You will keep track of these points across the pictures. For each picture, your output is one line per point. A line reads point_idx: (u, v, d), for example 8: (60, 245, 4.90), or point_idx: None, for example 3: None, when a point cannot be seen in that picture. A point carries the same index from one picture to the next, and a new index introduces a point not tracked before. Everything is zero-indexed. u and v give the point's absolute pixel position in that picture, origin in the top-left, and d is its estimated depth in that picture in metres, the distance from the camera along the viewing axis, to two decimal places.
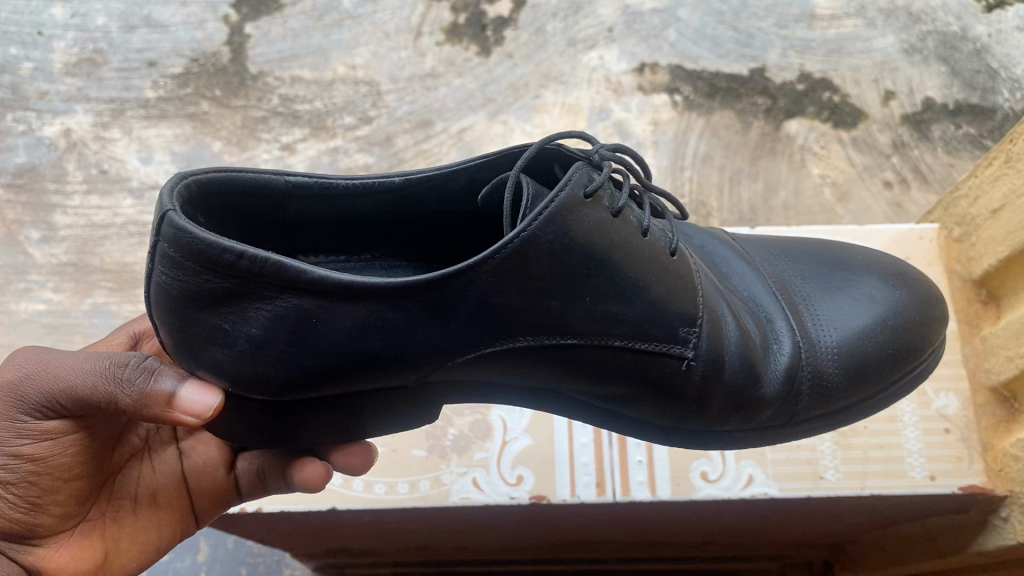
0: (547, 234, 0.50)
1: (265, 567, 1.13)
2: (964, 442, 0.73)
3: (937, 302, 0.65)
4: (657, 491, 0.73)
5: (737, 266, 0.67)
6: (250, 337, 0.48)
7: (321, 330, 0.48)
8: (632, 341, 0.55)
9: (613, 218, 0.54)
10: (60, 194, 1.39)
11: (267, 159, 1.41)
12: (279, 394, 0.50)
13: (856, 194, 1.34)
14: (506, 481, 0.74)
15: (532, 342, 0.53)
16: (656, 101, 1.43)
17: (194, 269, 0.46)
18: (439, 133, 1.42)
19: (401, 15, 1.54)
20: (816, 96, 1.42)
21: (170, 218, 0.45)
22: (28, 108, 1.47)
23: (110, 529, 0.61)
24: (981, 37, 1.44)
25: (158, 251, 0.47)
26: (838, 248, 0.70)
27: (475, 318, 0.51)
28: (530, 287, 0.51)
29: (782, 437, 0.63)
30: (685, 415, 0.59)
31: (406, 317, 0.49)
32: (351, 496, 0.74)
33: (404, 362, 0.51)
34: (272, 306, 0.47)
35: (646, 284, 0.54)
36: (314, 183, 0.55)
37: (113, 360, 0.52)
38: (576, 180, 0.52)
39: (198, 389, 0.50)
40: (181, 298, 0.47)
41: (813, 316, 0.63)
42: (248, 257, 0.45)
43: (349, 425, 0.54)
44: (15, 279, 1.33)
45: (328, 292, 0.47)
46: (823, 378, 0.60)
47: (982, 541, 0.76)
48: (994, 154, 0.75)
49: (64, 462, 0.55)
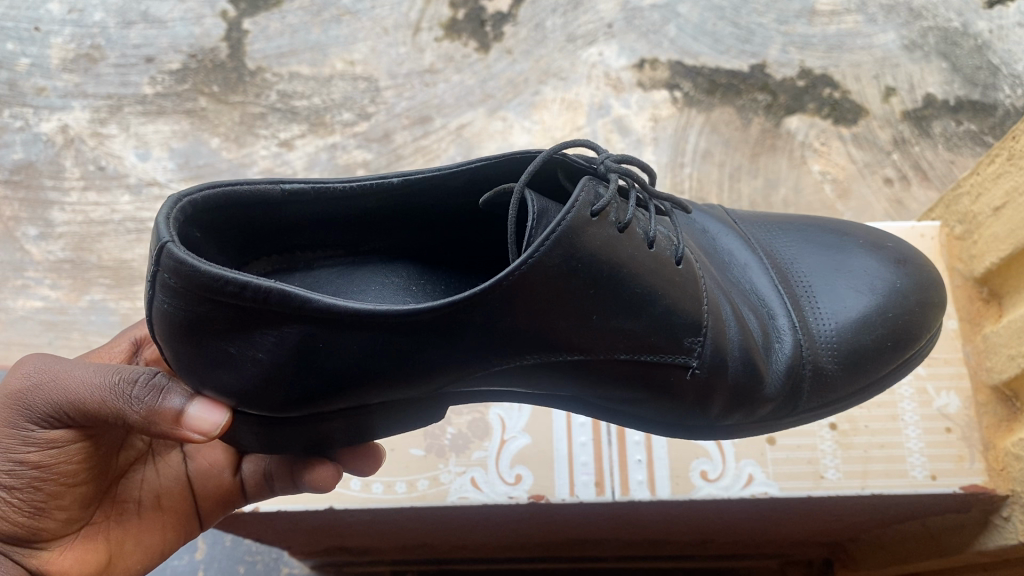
0: (555, 258, 0.49)
1: (264, 566, 1.13)
2: (966, 441, 0.73)
3: (939, 288, 0.65)
4: (657, 490, 0.73)
5: (741, 255, 0.65)
6: (257, 361, 0.47)
7: (327, 352, 0.48)
8: (638, 354, 0.55)
9: (620, 233, 0.53)
10: (57, 190, 1.39)
11: (266, 155, 1.40)
12: (286, 409, 0.50)
13: (856, 191, 1.34)
14: (504, 481, 0.74)
15: (538, 359, 0.53)
16: (656, 98, 1.43)
17: (196, 299, 0.45)
18: (439, 130, 1.41)
19: (400, 11, 1.53)
20: (816, 92, 1.41)
21: (169, 250, 0.44)
22: (25, 104, 1.46)
23: (114, 532, 0.60)
24: (982, 33, 1.43)
25: (157, 279, 0.46)
26: (841, 228, 0.68)
27: (482, 337, 0.50)
28: (537, 309, 0.50)
29: (782, 426, 0.63)
30: (688, 413, 0.59)
31: (412, 340, 0.48)
32: (350, 496, 0.73)
33: (411, 377, 0.50)
34: (277, 332, 0.47)
35: (655, 298, 0.54)
36: (311, 189, 0.54)
37: (122, 375, 0.51)
38: (583, 198, 0.51)
39: (205, 407, 0.50)
40: (183, 326, 0.46)
41: (814, 308, 0.62)
42: (251, 289, 0.44)
43: (357, 432, 0.53)
44: (13, 275, 1.33)
45: (332, 318, 0.46)
46: (824, 373, 0.60)
47: (982, 540, 0.76)
48: (997, 152, 0.75)
49: (70, 468, 0.54)
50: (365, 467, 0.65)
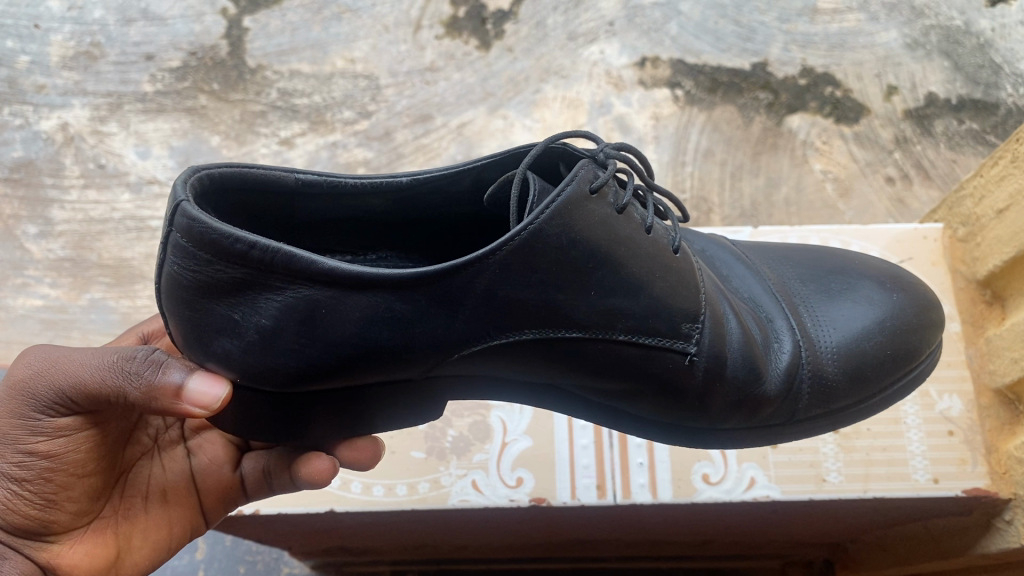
0: (553, 228, 0.49)
1: (264, 565, 1.12)
2: (968, 444, 0.72)
3: (935, 307, 0.65)
4: (658, 494, 0.72)
5: (738, 269, 0.66)
6: (260, 328, 0.47)
7: (329, 323, 0.47)
8: (636, 336, 0.54)
9: (617, 214, 0.53)
10: (57, 188, 1.38)
11: (266, 153, 1.40)
12: (285, 386, 0.49)
13: (858, 190, 1.34)
14: (505, 484, 0.73)
15: (537, 335, 0.52)
16: (657, 96, 1.42)
17: (205, 259, 0.45)
18: (439, 128, 1.41)
19: (401, 9, 1.53)
20: (818, 91, 1.41)
21: (183, 207, 0.45)
22: (25, 102, 1.45)
23: (123, 526, 0.60)
24: (984, 32, 1.43)
25: (170, 241, 0.47)
26: (836, 254, 0.69)
27: (482, 308, 0.50)
28: (537, 279, 0.50)
29: (780, 437, 0.62)
30: (684, 415, 0.58)
31: (413, 308, 0.48)
32: (350, 499, 0.73)
33: (410, 355, 0.50)
34: (282, 297, 0.47)
35: (648, 280, 0.53)
36: (323, 182, 0.54)
37: (120, 353, 0.51)
38: (581, 175, 0.51)
39: (206, 381, 0.49)
40: (191, 289, 0.46)
41: (813, 317, 0.62)
42: (260, 247, 0.45)
43: (353, 420, 0.53)
44: (12, 274, 1.33)
45: (336, 282, 0.46)
46: (824, 377, 0.60)
47: (985, 543, 0.76)
48: (1000, 154, 0.74)
49: (78, 458, 0.54)
50: (366, 457, 0.64)
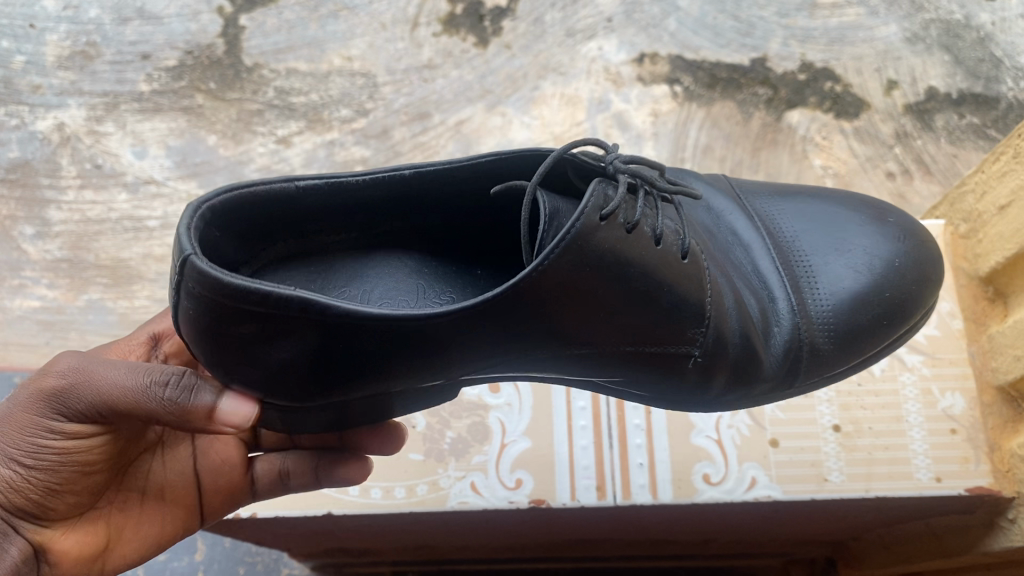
0: (563, 265, 0.49)
1: (264, 566, 1.11)
2: (971, 442, 0.71)
3: (938, 265, 0.64)
4: (658, 494, 0.72)
5: (740, 229, 0.65)
6: (281, 360, 0.48)
7: (346, 348, 0.48)
8: (644, 344, 0.55)
9: (628, 234, 0.52)
10: (54, 188, 1.38)
11: (263, 152, 1.39)
12: (309, 396, 0.51)
13: (858, 185, 1.33)
14: (504, 485, 0.73)
15: (549, 351, 0.54)
16: (656, 92, 1.42)
17: (215, 305, 0.45)
18: (437, 126, 1.41)
19: (398, 6, 1.52)
20: (817, 86, 1.40)
21: (191, 262, 0.45)
22: (21, 102, 1.44)
23: (117, 517, 0.59)
24: (984, 25, 1.42)
25: (180, 286, 0.47)
26: (842, 200, 0.67)
27: (489, 331, 0.50)
28: (547, 308, 0.50)
29: (781, 399, 0.64)
30: (685, 392, 0.60)
31: (421, 337, 0.49)
32: (348, 502, 0.72)
33: (424, 367, 0.51)
34: (297, 334, 0.47)
35: (661, 293, 0.53)
36: (326, 183, 0.54)
37: (153, 375, 0.50)
38: (592, 203, 0.50)
39: (236, 400, 0.51)
40: (206, 330, 0.47)
41: (813, 288, 0.62)
42: (272, 297, 0.45)
43: (375, 417, 0.55)
44: (9, 275, 1.32)
45: (349, 322, 0.47)
46: (821, 355, 0.61)
47: (989, 541, 0.75)
48: (1002, 149, 0.73)
49: (90, 459, 0.54)
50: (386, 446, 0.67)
